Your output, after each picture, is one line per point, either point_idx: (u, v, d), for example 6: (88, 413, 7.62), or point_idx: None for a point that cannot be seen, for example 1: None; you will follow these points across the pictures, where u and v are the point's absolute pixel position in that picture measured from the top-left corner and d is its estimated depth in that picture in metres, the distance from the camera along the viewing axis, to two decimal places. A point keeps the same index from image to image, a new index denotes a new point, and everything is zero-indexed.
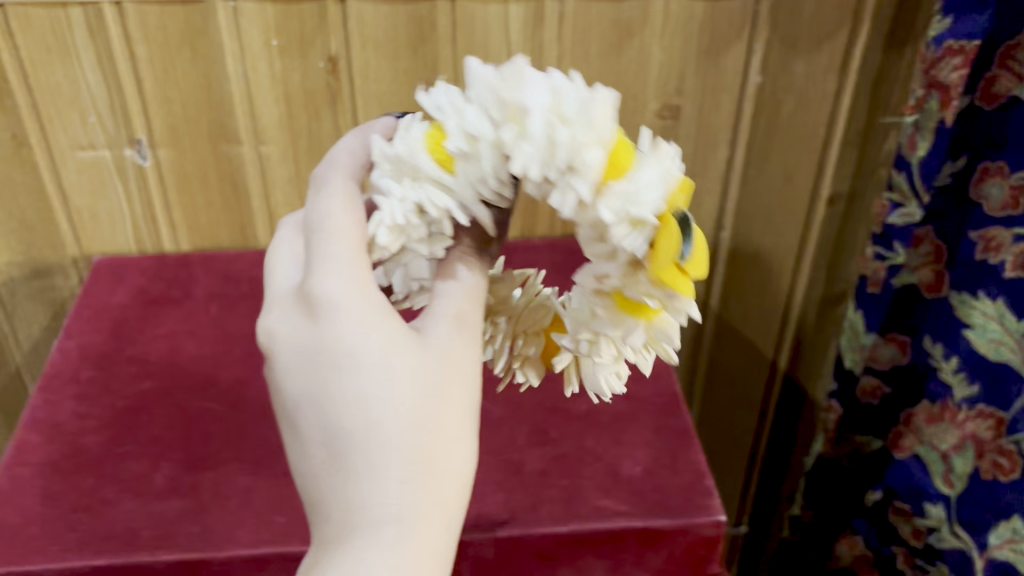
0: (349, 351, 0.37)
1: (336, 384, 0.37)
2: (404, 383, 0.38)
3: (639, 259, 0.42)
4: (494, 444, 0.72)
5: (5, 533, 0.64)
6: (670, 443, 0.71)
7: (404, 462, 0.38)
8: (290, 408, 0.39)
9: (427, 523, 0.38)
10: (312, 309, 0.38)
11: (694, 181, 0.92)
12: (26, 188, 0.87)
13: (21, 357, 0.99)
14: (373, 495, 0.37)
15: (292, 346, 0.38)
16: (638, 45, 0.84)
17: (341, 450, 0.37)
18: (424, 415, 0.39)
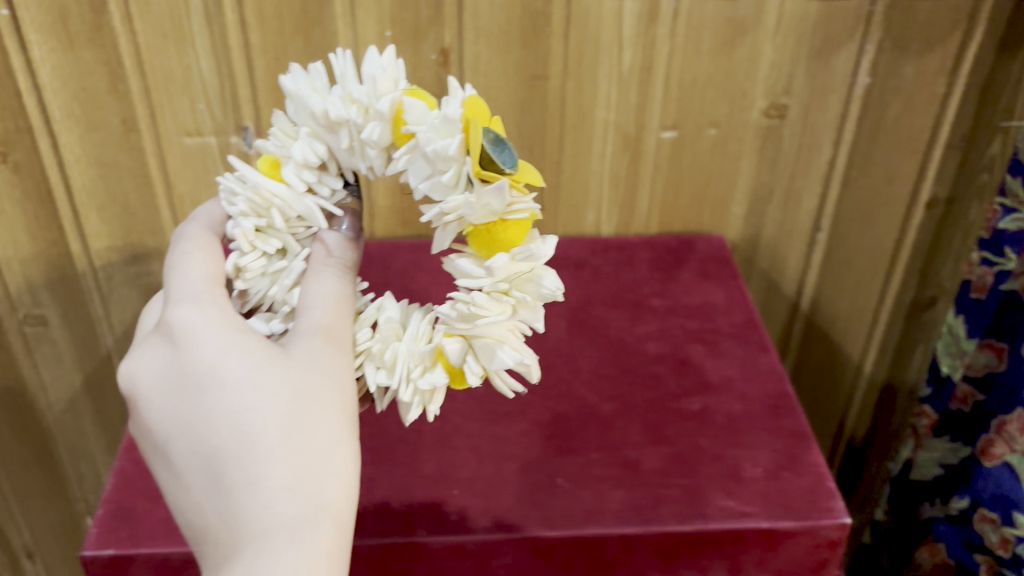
0: (212, 376, 0.46)
1: (199, 405, 0.46)
2: (270, 396, 0.46)
3: (465, 176, 0.50)
4: (610, 441, 0.71)
5: (131, 514, 0.65)
6: (789, 445, 0.71)
7: (284, 467, 0.45)
8: (163, 438, 0.47)
9: (315, 524, 0.45)
10: (171, 338, 0.48)
11: (754, 185, 0.93)
12: (132, 173, 0.88)
13: (114, 341, 1.00)
14: (259, 496, 0.45)
15: (154, 381, 0.48)
16: (750, 43, 0.84)
17: (219, 463, 0.45)
18: (295, 424, 0.47)
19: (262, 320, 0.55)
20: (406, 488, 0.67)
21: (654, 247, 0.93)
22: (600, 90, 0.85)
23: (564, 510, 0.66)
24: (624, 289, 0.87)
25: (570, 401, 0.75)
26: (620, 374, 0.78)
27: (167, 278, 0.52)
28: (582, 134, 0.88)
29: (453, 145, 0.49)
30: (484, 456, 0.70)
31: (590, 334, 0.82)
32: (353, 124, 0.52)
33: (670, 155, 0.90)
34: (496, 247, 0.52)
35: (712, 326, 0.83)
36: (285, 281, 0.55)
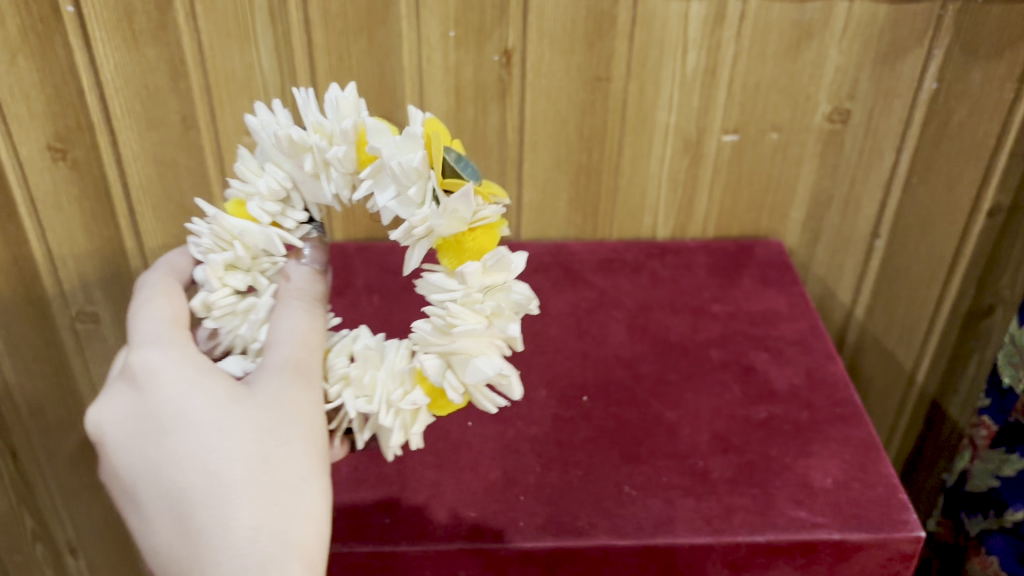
0: (175, 424, 0.47)
1: (165, 448, 0.47)
2: (236, 437, 0.48)
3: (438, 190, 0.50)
4: (677, 448, 0.70)
5: None
6: (859, 455, 0.70)
7: (251, 508, 0.47)
8: (131, 481, 0.48)
9: (281, 564, 0.46)
10: (133, 382, 0.49)
11: (795, 194, 0.92)
12: (189, 172, 0.88)
13: None
14: (226, 538, 0.46)
15: (120, 427, 0.48)
16: (816, 47, 0.83)
17: (188, 507, 0.47)
18: (262, 463, 0.48)
19: (234, 361, 0.55)
20: (472, 492, 0.67)
21: (712, 253, 0.92)
22: (663, 92, 0.84)
23: (633, 518, 0.65)
24: (683, 294, 0.86)
25: (635, 407, 0.74)
26: (685, 381, 0.77)
27: (128, 327, 0.52)
28: (642, 137, 0.87)
29: (418, 157, 0.49)
30: (549, 462, 0.69)
31: (652, 339, 0.81)
32: (318, 150, 0.53)
33: (730, 158, 0.89)
34: (465, 257, 0.52)
35: (775, 333, 0.82)
36: (253, 317, 0.55)
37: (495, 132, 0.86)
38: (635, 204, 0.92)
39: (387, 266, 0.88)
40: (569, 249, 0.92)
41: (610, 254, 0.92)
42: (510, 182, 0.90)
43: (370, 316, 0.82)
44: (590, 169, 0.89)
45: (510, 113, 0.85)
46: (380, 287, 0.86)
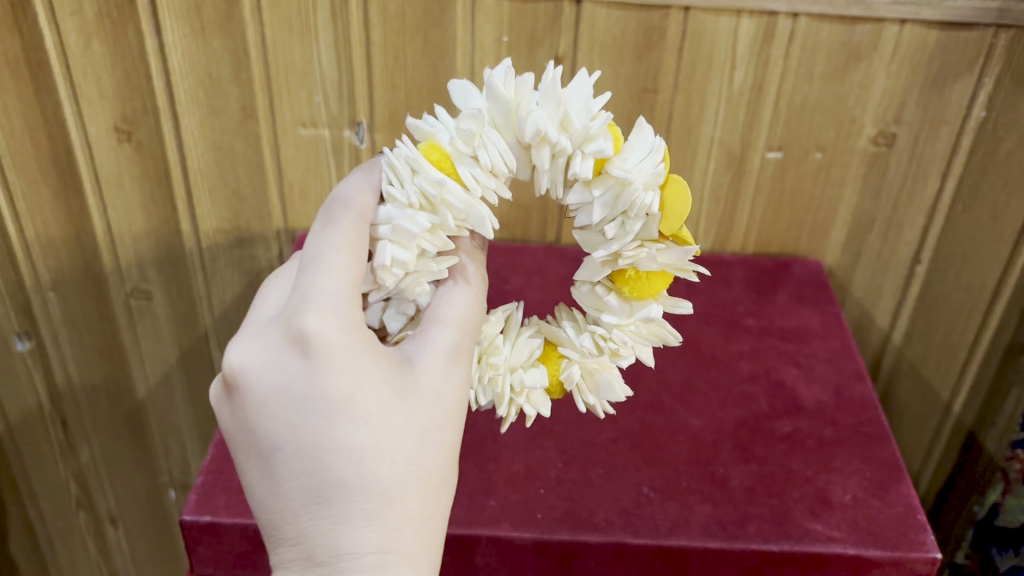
0: (337, 398, 0.48)
1: (329, 433, 0.47)
2: (394, 429, 0.49)
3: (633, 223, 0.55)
4: (699, 455, 0.71)
5: (232, 486, 0.67)
6: (880, 474, 0.70)
7: (375, 510, 0.48)
8: (274, 451, 0.48)
9: (405, 564, 0.48)
10: (305, 349, 0.47)
11: (850, 218, 0.92)
12: (246, 160, 0.91)
13: (212, 321, 1.04)
14: (363, 541, 0.47)
15: (280, 426, 0.48)
16: (864, 70, 0.83)
17: (327, 493, 0.47)
18: (401, 466, 0.49)
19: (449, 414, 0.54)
20: (492, 482, 0.68)
21: (750, 267, 0.92)
22: (710, 105, 0.86)
23: (650, 519, 0.66)
24: (716, 306, 0.87)
25: (660, 413, 0.75)
26: (712, 391, 0.77)
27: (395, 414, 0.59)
28: (686, 150, 0.89)
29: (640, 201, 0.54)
30: (572, 458, 0.71)
31: (682, 348, 0.82)
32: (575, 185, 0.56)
33: (774, 176, 0.90)
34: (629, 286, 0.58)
35: (806, 349, 0.82)
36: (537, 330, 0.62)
37: None
38: None
39: None
40: None
41: None
42: None
43: None
44: None
45: None
46: None
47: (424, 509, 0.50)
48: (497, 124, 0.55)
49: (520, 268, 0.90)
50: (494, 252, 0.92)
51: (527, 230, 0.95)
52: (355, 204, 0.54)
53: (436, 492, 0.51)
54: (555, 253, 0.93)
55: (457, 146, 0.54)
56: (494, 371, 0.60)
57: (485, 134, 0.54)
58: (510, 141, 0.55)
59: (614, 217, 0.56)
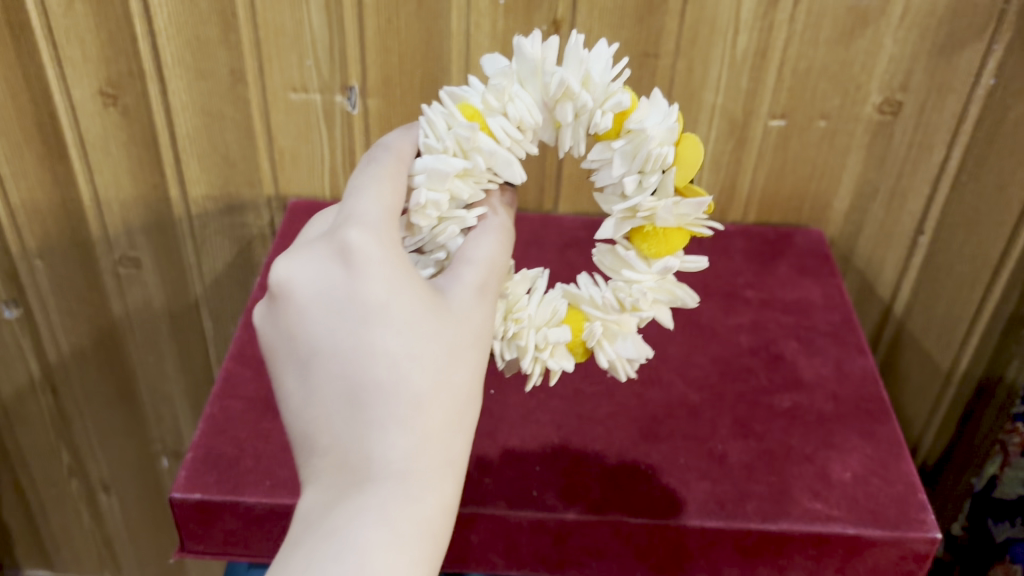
0: (378, 306, 0.47)
1: (367, 339, 0.47)
2: (431, 345, 0.48)
3: (653, 175, 0.58)
4: (697, 431, 0.70)
5: (221, 462, 0.66)
6: (881, 451, 0.69)
7: (410, 420, 0.47)
8: (312, 357, 0.48)
9: (434, 476, 0.47)
10: (347, 256, 0.47)
11: (854, 188, 0.91)
12: (235, 125, 0.89)
13: (202, 290, 1.02)
14: (397, 449, 0.46)
15: (318, 333, 0.47)
16: (871, 35, 0.80)
17: (363, 400, 0.47)
18: (438, 380, 0.48)
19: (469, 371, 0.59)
20: (488, 458, 0.67)
21: (751, 238, 0.90)
22: (711, 71, 0.83)
23: (647, 496, 0.64)
24: (715, 277, 0.85)
25: (658, 388, 0.73)
26: (711, 364, 0.76)
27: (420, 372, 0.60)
28: (687, 117, 0.86)
29: (662, 153, 0.57)
30: (568, 433, 0.69)
31: (681, 321, 0.80)
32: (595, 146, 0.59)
33: (777, 144, 0.88)
34: (648, 241, 0.60)
35: (807, 322, 0.80)
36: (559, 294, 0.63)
37: None
38: None
39: None
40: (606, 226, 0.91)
41: None
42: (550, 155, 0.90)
43: None
44: None
45: None
46: None
47: (455, 429, 0.49)
48: (522, 82, 0.58)
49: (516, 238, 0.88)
50: None
51: (523, 198, 0.93)
52: (394, 149, 0.56)
53: (468, 415, 0.50)
54: (551, 223, 0.91)
55: (488, 101, 0.57)
56: (519, 325, 0.60)
57: (512, 91, 0.57)
58: (537, 98, 0.58)
59: (633, 172, 0.58)
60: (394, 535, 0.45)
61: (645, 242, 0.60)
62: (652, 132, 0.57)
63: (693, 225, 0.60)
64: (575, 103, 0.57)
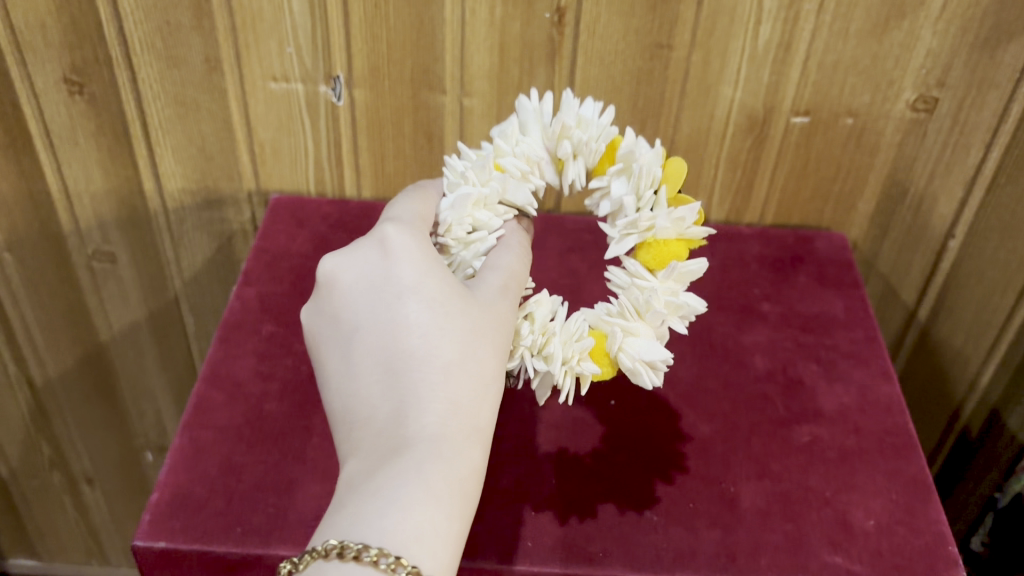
0: (409, 284, 0.51)
1: (399, 313, 0.50)
2: (458, 321, 0.50)
3: (645, 186, 0.55)
4: (707, 470, 0.64)
5: (189, 503, 0.60)
6: (907, 494, 0.63)
7: (439, 387, 0.48)
8: (352, 334, 0.51)
9: (463, 441, 0.48)
10: (384, 244, 0.52)
11: (880, 188, 0.84)
12: (211, 116, 0.82)
13: (182, 285, 0.97)
14: (426, 412, 0.48)
15: (358, 312, 0.51)
16: (907, 28, 0.73)
17: (395, 368, 0.49)
18: (465, 353, 0.50)
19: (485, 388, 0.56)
20: (480, 501, 0.61)
21: (767, 241, 0.84)
22: (730, 64, 0.76)
23: (651, 548, 0.59)
24: (729, 287, 0.79)
25: (666, 418, 0.68)
26: (724, 390, 0.70)
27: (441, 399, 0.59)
28: (702, 112, 0.79)
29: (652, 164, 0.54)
30: (567, 472, 0.64)
31: (691, 339, 0.74)
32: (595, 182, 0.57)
33: (798, 142, 0.81)
34: (649, 252, 0.56)
35: (829, 341, 0.74)
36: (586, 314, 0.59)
37: (540, 94, 0.79)
38: (688, 181, 0.84)
39: None
40: None
41: None
42: None
43: None
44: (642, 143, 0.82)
45: (560, 76, 0.78)
46: None
47: (484, 403, 0.50)
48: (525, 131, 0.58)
49: None
50: None
51: None
52: (423, 188, 0.59)
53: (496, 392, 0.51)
54: (553, 223, 0.84)
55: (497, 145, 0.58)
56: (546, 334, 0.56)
57: (517, 136, 0.58)
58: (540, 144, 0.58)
59: (630, 193, 0.55)
60: (425, 493, 0.45)
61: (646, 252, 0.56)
62: (639, 150, 0.55)
63: (693, 230, 0.56)
64: (573, 138, 0.57)
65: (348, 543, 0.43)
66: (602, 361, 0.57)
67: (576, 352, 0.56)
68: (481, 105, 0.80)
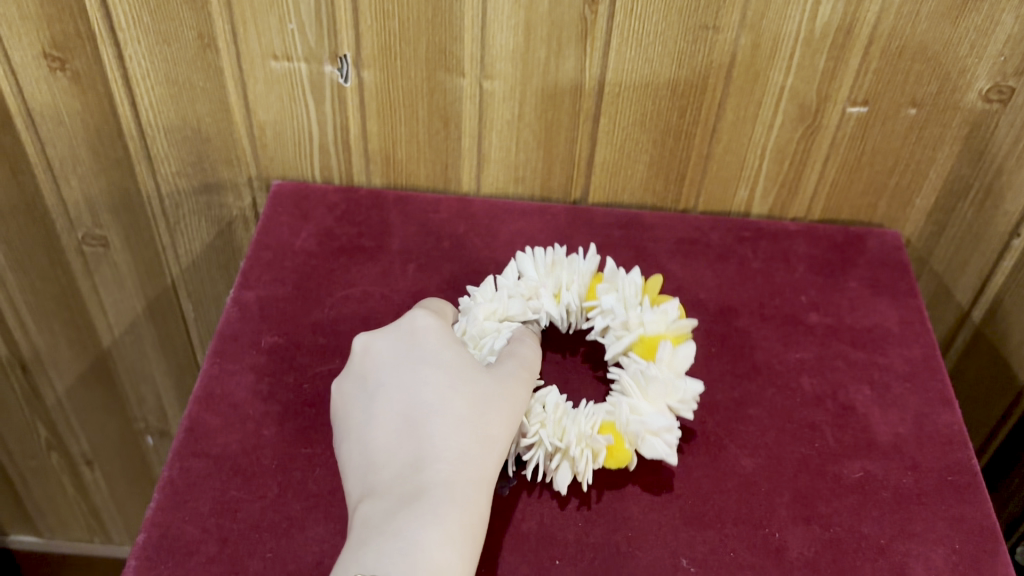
0: (431, 354, 0.56)
1: (420, 376, 0.54)
2: (474, 386, 0.54)
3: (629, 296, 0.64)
4: (750, 512, 0.58)
5: (180, 547, 0.55)
6: (972, 544, 0.57)
7: (456, 438, 0.52)
8: (373, 392, 0.55)
9: (474, 490, 0.51)
10: (409, 324, 0.57)
11: (940, 183, 0.76)
12: (207, 96, 0.75)
13: (179, 271, 0.91)
14: (441, 460, 0.51)
15: (381, 373, 0.55)
16: (985, 10, 0.65)
17: (414, 420, 0.52)
18: (480, 414, 0.53)
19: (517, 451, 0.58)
20: (499, 547, 0.55)
21: (815, 240, 0.77)
22: (783, 48, 0.68)
23: None
24: (773, 295, 0.72)
25: (703, 449, 0.62)
26: (767, 418, 0.63)
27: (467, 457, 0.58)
28: (748, 99, 0.72)
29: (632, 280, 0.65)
30: (595, 514, 0.58)
31: (731, 356, 0.68)
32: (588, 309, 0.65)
33: (854, 133, 0.73)
34: (644, 345, 0.62)
35: (882, 361, 0.68)
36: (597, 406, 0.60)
37: (569, 78, 0.71)
38: (729, 172, 0.77)
39: (428, 227, 0.76)
40: (644, 220, 0.77)
41: (693, 228, 0.77)
42: (580, 138, 0.75)
43: (403, 292, 0.70)
44: (679, 131, 0.74)
45: (591, 58, 0.70)
46: (418, 254, 0.74)
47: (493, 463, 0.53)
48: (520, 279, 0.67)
49: (538, 237, 0.75)
50: (506, 212, 0.77)
51: (547, 185, 0.79)
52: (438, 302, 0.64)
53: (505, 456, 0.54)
54: (579, 217, 0.77)
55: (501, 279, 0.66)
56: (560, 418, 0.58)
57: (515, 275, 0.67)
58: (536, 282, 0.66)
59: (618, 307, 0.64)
60: (439, 532, 0.48)
61: (641, 346, 0.62)
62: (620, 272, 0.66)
63: (680, 321, 0.63)
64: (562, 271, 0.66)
65: None
66: (616, 440, 0.58)
67: (588, 425, 0.58)
68: (504, 89, 0.72)
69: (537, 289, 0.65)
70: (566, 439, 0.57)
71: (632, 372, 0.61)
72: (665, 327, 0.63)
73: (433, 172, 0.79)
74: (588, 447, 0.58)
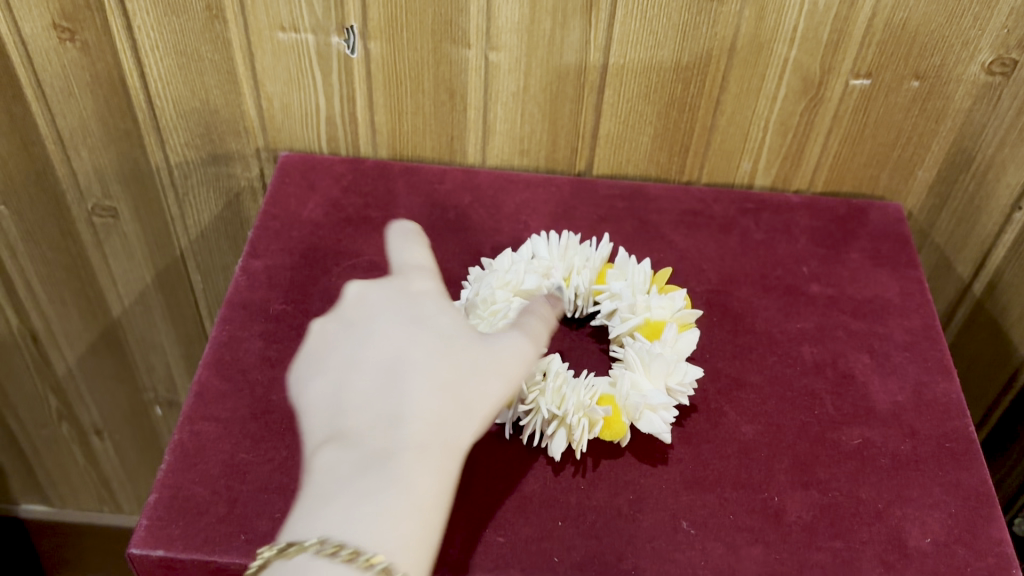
0: (425, 313, 0.50)
1: (409, 332, 0.49)
2: (450, 369, 0.48)
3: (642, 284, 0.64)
4: (750, 477, 0.59)
5: (190, 506, 0.56)
6: (967, 509, 0.58)
7: (436, 410, 0.46)
8: (349, 352, 0.48)
9: (440, 475, 0.44)
10: (406, 276, 0.53)
11: (943, 156, 0.77)
12: (215, 67, 0.76)
13: (187, 242, 0.92)
14: (415, 428, 0.45)
15: (358, 334, 0.49)
16: None
17: (395, 378, 0.46)
18: (464, 393, 0.47)
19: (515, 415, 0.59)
20: (502, 509, 0.57)
21: (817, 212, 0.77)
22: (787, 20, 0.68)
23: (688, 567, 0.55)
24: (775, 266, 0.73)
25: (704, 416, 0.63)
26: (768, 386, 0.64)
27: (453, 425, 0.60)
28: (752, 72, 0.72)
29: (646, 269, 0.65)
30: (597, 478, 0.59)
31: (732, 325, 0.68)
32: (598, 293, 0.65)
33: (857, 106, 0.74)
34: (648, 328, 0.63)
35: (882, 331, 0.68)
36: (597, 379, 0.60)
37: (574, 50, 0.72)
38: (732, 145, 0.78)
39: (434, 198, 0.77)
40: (647, 192, 0.78)
41: (697, 201, 0.78)
42: (585, 110, 0.76)
43: None
44: (684, 104, 0.75)
45: (595, 31, 0.70)
46: (424, 224, 0.74)
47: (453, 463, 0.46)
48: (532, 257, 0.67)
49: (543, 208, 0.76)
50: (511, 183, 0.78)
51: (551, 157, 0.80)
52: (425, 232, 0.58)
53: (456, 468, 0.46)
54: (583, 189, 0.78)
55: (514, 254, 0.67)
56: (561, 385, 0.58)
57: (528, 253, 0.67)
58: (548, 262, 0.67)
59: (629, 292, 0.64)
60: (409, 497, 0.43)
61: (645, 328, 0.63)
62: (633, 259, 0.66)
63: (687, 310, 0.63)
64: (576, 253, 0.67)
65: (329, 538, 0.40)
66: (613, 413, 0.59)
67: (587, 396, 0.58)
68: (509, 61, 0.73)
69: (550, 269, 0.66)
70: (565, 408, 0.57)
71: (636, 349, 0.61)
72: (671, 316, 0.63)
73: (439, 144, 0.80)
74: (586, 417, 0.58)
